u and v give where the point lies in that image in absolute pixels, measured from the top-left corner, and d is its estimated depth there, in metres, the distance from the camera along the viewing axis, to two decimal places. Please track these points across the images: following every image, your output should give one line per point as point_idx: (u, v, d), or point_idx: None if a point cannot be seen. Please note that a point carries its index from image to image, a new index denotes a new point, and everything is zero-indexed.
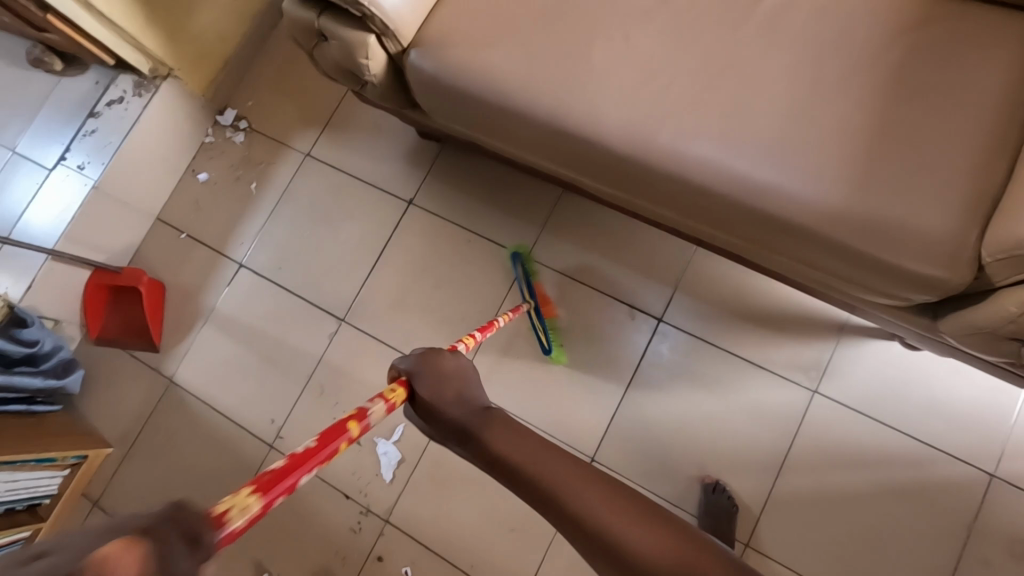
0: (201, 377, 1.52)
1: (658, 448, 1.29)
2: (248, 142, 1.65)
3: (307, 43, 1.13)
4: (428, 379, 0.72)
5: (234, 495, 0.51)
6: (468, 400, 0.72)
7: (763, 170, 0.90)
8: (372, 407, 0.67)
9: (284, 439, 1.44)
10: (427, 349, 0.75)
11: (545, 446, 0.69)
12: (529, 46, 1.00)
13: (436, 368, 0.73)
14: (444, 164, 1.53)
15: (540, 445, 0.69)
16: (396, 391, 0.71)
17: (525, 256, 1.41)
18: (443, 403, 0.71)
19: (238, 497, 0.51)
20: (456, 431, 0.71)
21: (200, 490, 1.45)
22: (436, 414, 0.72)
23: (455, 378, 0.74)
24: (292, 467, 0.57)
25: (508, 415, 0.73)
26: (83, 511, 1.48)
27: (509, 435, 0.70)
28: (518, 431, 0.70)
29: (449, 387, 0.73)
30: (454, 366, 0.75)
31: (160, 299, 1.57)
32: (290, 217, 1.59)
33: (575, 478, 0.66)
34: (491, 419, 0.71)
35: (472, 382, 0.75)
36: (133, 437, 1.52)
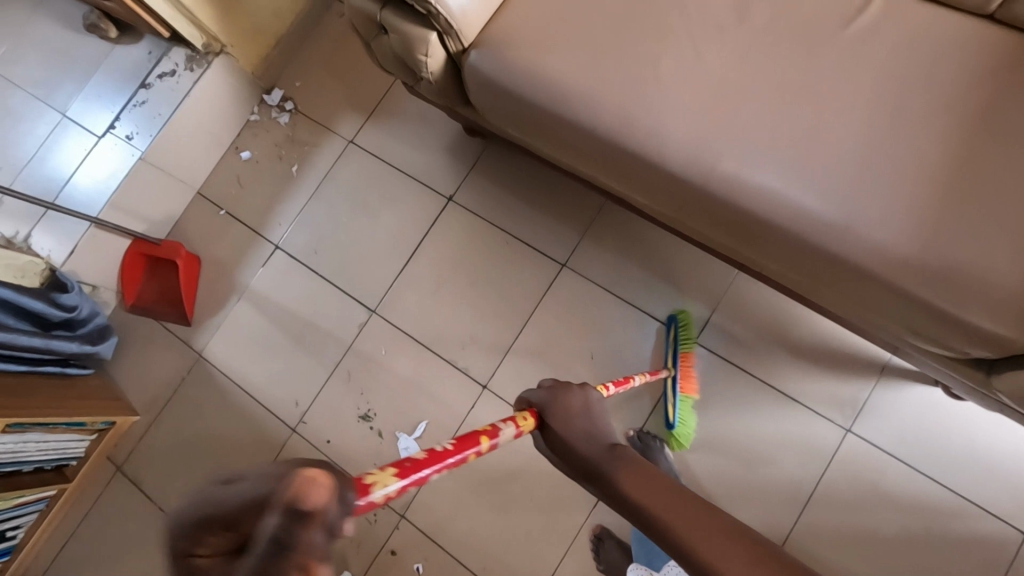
0: (229, 354, 1.53)
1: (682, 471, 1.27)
2: (293, 122, 1.64)
3: (367, 33, 1.11)
4: (557, 409, 0.71)
5: (381, 470, 0.54)
6: (600, 435, 0.68)
7: (829, 207, 0.87)
8: (504, 428, 0.70)
9: (307, 424, 1.45)
10: (556, 383, 0.75)
11: (688, 498, 0.61)
12: (595, 55, 0.97)
13: (565, 402, 0.72)
14: (489, 163, 1.51)
15: (685, 495, 0.61)
16: (526, 420, 0.73)
17: (683, 318, 1.31)
18: (572, 439, 0.69)
19: (383, 473, 0.54)
20: (584, 470, 0.66)
21: (221, 466, 1.46)
22: (564, 450, 0.69)
23: (584, 415, 0.71)
24: (429, 462, 0.60)
25: (639, 458, 0.66)
26: (107, 474, 1.51)
27: (641, 478, 0.63)
28: (653, 478, 0.63)
29: (577, 423, 0.70)
30: (581, 401, 0.72)
31: (196, 273, 1.57)
32: (329, 202, 1.58)
33: (729, 539, 0.56)
34: (623, 458, 0.65)
35: (601, 419, 0.71)
36: (159, 407, 1.53)
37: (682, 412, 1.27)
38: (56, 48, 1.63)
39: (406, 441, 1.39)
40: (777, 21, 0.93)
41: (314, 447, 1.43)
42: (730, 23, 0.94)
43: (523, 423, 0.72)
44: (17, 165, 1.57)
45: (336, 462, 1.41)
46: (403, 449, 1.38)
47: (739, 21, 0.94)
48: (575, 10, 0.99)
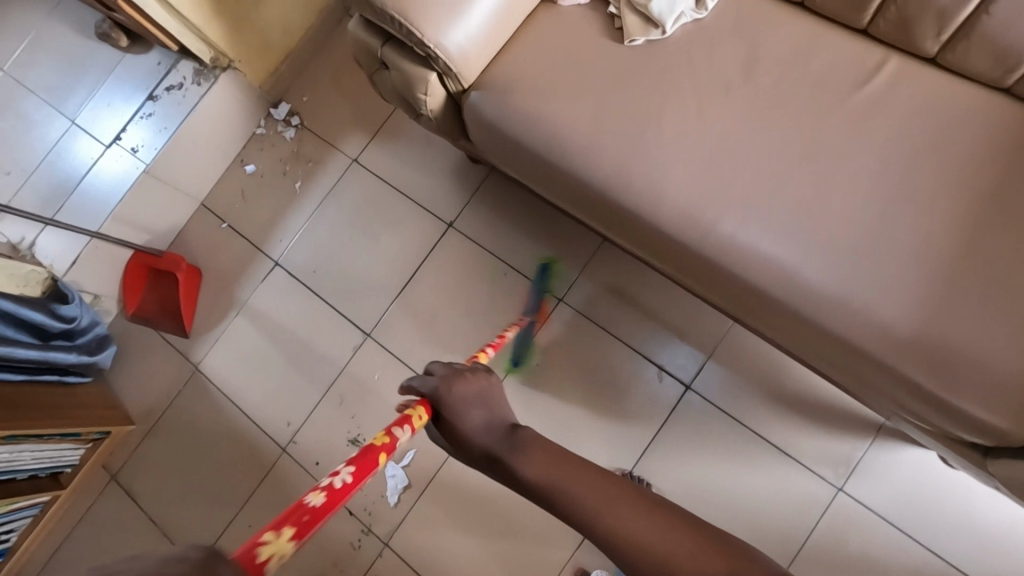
0: (225, 368, 1.54)
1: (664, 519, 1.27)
2: (298, 138, 1.63)
3: (369, 66, 1.10)
4: (447, 399, 0.88)
5: (274, 539, 0.61)
6: (490, 420, 0.87)
7: (828, 281, 0.84)
8: (399, 434, 0.80)
9: (297, 444, 1.45)
10: (447, 373, 0.91)
11: (558, 461, 0.81)
12: (595, 106, 0.95)
13: (458, 392, 0.89)
14: (491, 192, 1.50)
15: (556, 460, 0.82)
16: (420, 411, 0.86)
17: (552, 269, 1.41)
18: (467, 425, 0.86)
19: (280, 541, 0.61)
20: (475, 446, 0.85)
21: (211, 481, 1.48)
22: (462, 434, 0.86)
23: (471, 398, 0.89)
24: (329, 504, 0.68)
25: (518, 431, 0.86)
26: (101, 482, 1.53)
27: (528, 453, 0.82)
28: (534, 445, 0.84)
29: (466, 405, 0.88)
30: (469, 387, 0.90)
31: (195, 287, 1.58)
32: (330, 221, 1.57)
33: (586, 488, 0.78)
34: (513, 433, 0.86)
35: (491, 403, 0.90)
36: (155, 418, 1.55)
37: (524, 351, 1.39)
38: (68, 54, 1.64)
39: (393, 469, 1.38)
40: (785, 81, 0.90)
41: (303, 469, 1.44)
42: (736, 80, 0.91)
43: (416, 419, 0.84)
44: (25, 171, 1.58)
45: (323, 485, 1.41)
46: (389, 477, 1.38)
47: (745, 79, 0.91)
48: (578, 58, 0.97)
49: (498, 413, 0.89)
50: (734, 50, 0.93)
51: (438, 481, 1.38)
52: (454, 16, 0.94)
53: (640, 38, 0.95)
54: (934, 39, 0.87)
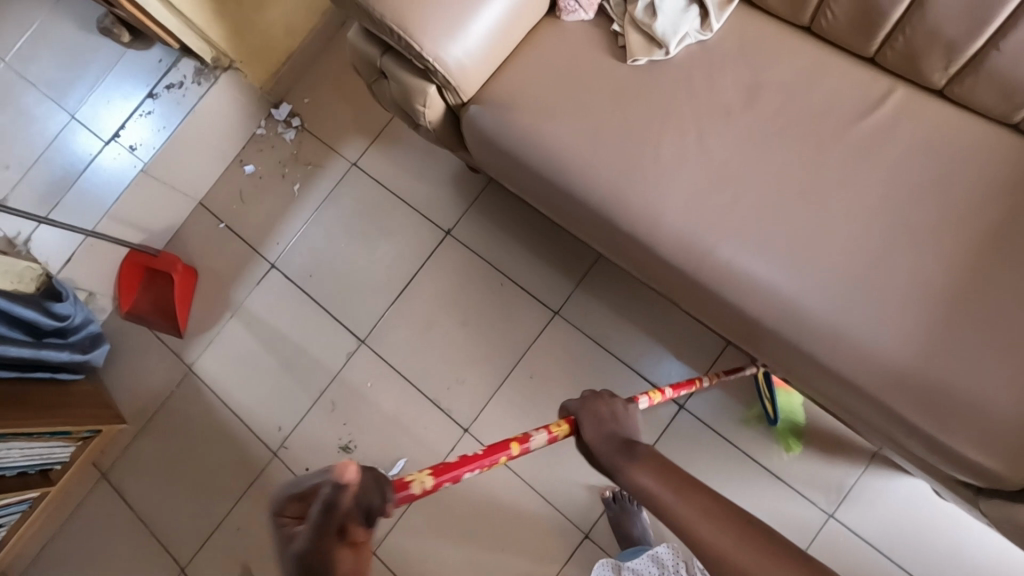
0: (219, 369, 1.53)
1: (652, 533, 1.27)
2: (298, 140, 1.62)
3: (368, 76, 1.08)
4: (586, 422, 0.77)
5: (416, 471, 0.63)
6: (617, 440, 0.75)
7: (825, 314, 0.82)
8: (534, 435, 0.76)
9: (288, 449, 1.45)
10: (589, 393, 0.81)
11: (690, 484, 0.67)
12: (594, 126, 0.93)
13: (596, 410, 0.79)
14: (491, 201, 1.49)
15: (686, 479, 0.68)
16: (560, 425, 0.79)
17: None
18: (594, 444, 0.75)
19: (420, 475, 0.63)
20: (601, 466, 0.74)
21: (202, 482, 1.47)
22: (592, 455, 0.75)
23: (610, 418, 0.77)
24: (466, 461, 0.68)
25: (649, 450, 0.72)
26: (92, 479, 1.53)
27: (652, 471, 0.69)
28: (659, 465, 0.70)
29: (599, 426, 0.77)
30: (609, 410, 0.78)
31: (191, 287, 1.57)
32: (328, 225, 1.56)
33: (719, 524, 0.63)
34: (638, 454, 0.72)
35: (625, 426, 0.77)
36: (146, 417, 1.54)
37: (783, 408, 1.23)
38: (68, 48, 1.63)
39: None
40: (787, 107, 0.89)
41: (293, 474, 1.43)
42: (738, 106, 0.90)
43: (557, 428, 0.79)
44: (23, 165, 1.58)
45: None
46: None
47: (747, 104, 0.90)
48: (579, 77, 0.96)
49: (624, 435, 0.75)
50: (738, 74, 0.91)
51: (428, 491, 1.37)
52: (455, 30, 0.92)
53: (643, 58, 0.93)
54: (941, 72, 0.85)
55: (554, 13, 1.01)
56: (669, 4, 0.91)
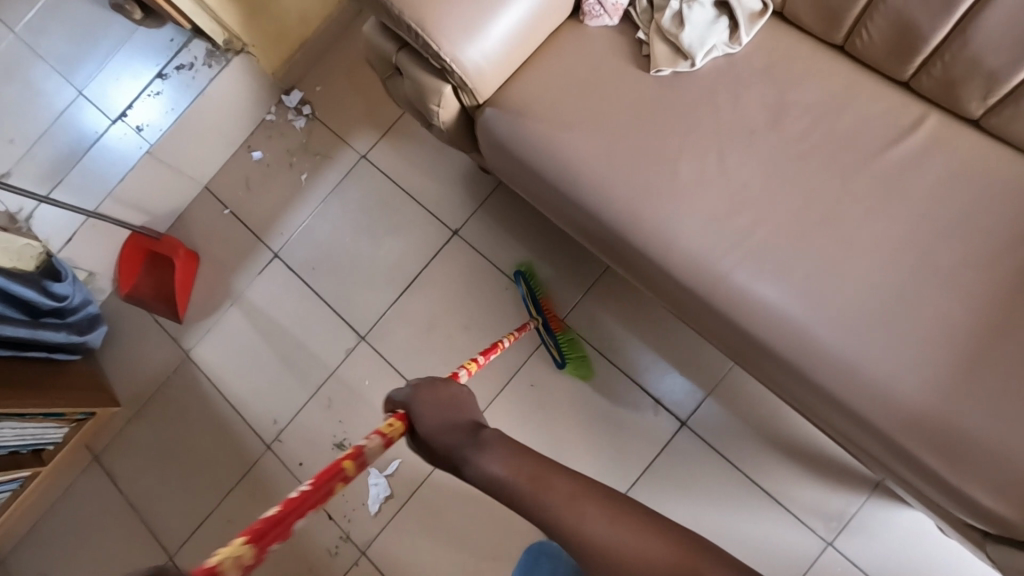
0: (217, 358, 1.52)
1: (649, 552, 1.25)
2: (308, 130, 1.60)
3: (382, 71, 1.06)
4: (426, 415, 0.79)
5: (228, 544, 0.54)
6: (463, 428, 0.80)
7: (840, 347, 0.80)
8: (368, 443, 0.71)
9: (282, 443, 1.43)
10: (420, 383, 0.82)
11: (540, 470, 0.80)
12: (613, 138, 0.90)
13: (427, 399, 0.81)
14: (500, 203, 1.47)
15: (532, 463, 0.80)
16: (393, 424, 0.78)
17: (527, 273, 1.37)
18: (439, 434, 0.79)
19: (235, 546, 0.54)
20: (449, 458, 0.79)
21: (193, 470, 1.46)
22: (435, 447, 0.79)
23: (447, 405, 0.82)
24: (292, 510, 0.60)
25: (492, 435, 0.82)
26: (84, 461, 1.52)
27: (500, 456, 0.80)
28: (504, 448, 0.81)
29: (440, 417, 0.80)
30: (447, 396, 0.82)
31: (192, 273, 1.56)
32: (333, 218, 1.54)
33: (576, 500, 0.78)
34: (483, 438, 0.82)
35: (462, 412, 0.82)
36: (141, 402, 1.53)
37: (566, 348, 1.32)
38: (79, 23, 1.60)
39: (376, 477, 1.36)
40: (814, 129, 0.86)
41: (286, 468, 1.41)
42: (763, 125, 0.87)
43: (387, 427, 0.77)
44: (28, 140, 1.55)
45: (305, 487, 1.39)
46: (372, 485, 1.36)
47: (773, 123, 0.87)
48: (599, 86, 0.93)
49: (469, 421, 0.82)
50: (766, 92, 0.88)
51: (421, 493, 1.35)
52: (474, 29, 0.89)
53: (667, 70, 0.90)
54: (980, 102, 0.82)
55: (578, 17, 0.97)
56: (698, 15, 0.88)
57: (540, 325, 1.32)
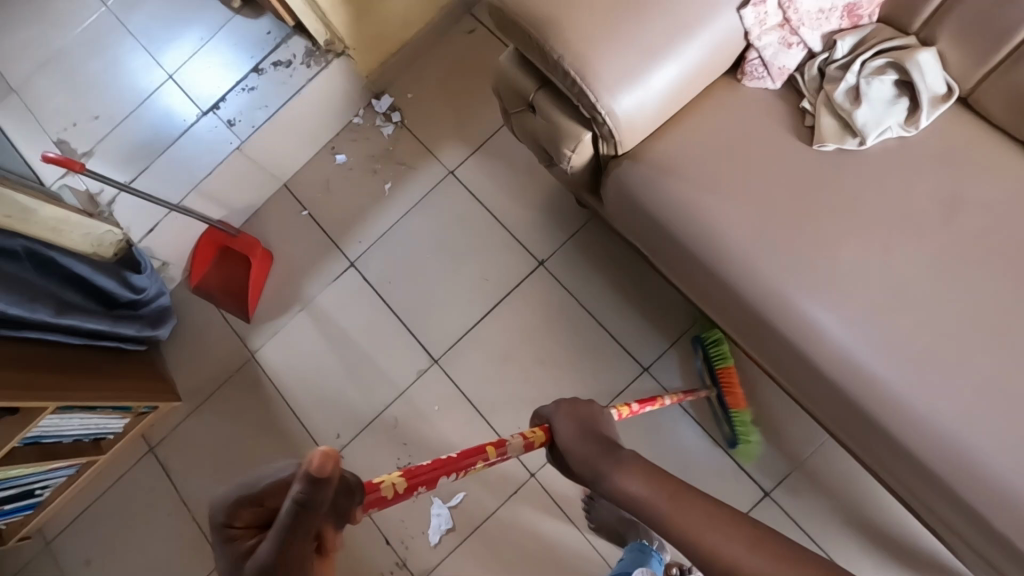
0: (281, 364, 1.48)
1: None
2: (396, 137, 1.55)
3: (510, 104, 1.00)
4: (561, 427, 0.90)
5: (388, 473, 0.69)
6: (597, 441, 0.87)
7: (1001, 473, 0.74)
8: (510, 441, 0.85)
9: (343, 459, 1.40)
10: (563, 400, 0.94)
11: (666, 484, 0.80)
12: (765, 214, 0.86)
13: (567, 415, 0.91)
14: (591, 239, 1.42)
15: (662, 483, 0.80)
16: (537, 434, 0.89)
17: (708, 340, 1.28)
18: (575, 446, 0.87)
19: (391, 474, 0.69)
20: (585, 469, 0.85)
21: (249, 476, 1.43)
22: (570, 459, 0.87)
23: (585, 419, 0.91)
24: (440, 468, 0.74)
25: (630, 455, 0.84)
26: (139, 452, 1.49)
27: (635, 475, 0.82)
28: (639, 467, 0.83)
29: (578, 429, 0.89)
30: (585, 411, 0.92)
31: (265, 273, 1.52)
32: (415, 232, 1.50)
33: (672, 498, 0.79)
34: (621, 457, 0.84)
35: (598, 433, 0.89)
36: (201, 398, 1.49)
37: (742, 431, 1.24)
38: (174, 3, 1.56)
39: (439, 508, 1.33)
40: (986, 233, 0.81)
41: None
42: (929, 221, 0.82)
43: (530, 433, 0.89)
44: (113, 119, 1.51)
45: None
46: (434, 516, 1.33)
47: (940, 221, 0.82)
48: (753, 156, 0.88)
49: (602, 436, 0.88)
50: (932, 187, 0.83)
51: (483, 531, 1.32)
52: (633, 80, 0.83)
53: (832, 145, 0.85)
54: None
55: (734, 75, 0.93)
56: (876, 92, 0.84)
57: (711, 399, 1.27)
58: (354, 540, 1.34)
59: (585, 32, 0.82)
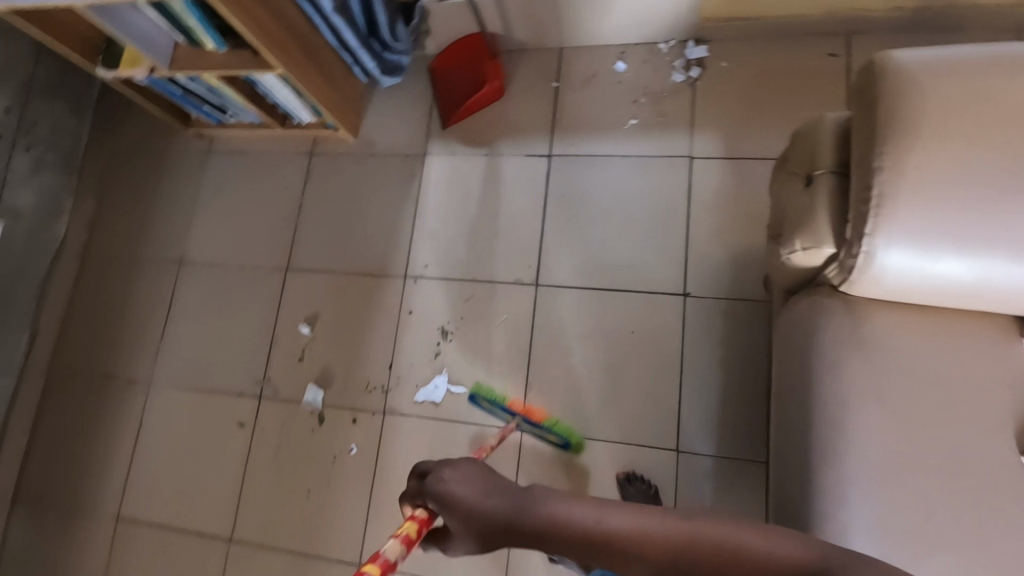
0: (439, 179, 1.57)
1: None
2: (678, 91, 1.47)
3: (791, 163, 0.92)
4: (454, 493, 0.70)
5: None
6: (499, 489, 0.69)
7: None
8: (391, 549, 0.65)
9: (414, 284, 1.51)
10: (433, 466, 0.74)
11: (612, 509, 0.65)
12: (902, 459, 0.79)
13: (447, 487, 0.71)
14: (743, 315, 1.32)
15: (598, 500, 0.67)
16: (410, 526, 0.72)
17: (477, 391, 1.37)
18: (479, 507, 0.68)
19: None
20: (502, 528, 0.67)
21: (350, 233, 1.59)
22: (479, 527, 0.68)
23: (468, 475, 0.71)
24: None
25: (548, 486, 0.69)
26: (302, 147, 1.69)
27: (567, 503, 0.66)
28: (568, 492, 0.68)
29: (470, 484, 0.70)
30: (466, 468, 0.72)
31: (487, 102, 1.57)
32: (616, 177, 1.46)
33: (607, 510, 0.65)
34: (533, 491, 0.69)
35: (499, 475, 0.72)
36: (368, 151, 1.64)
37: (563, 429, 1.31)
38: None
39: (440, 381, 1.43)
40: None
41: (398, 304, 1.51)
42: None
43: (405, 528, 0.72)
44: None
45: (396, 329, 1.49)
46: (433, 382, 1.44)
47: None
48: (949, 404, 0.80)
49: (498, 477, 0.71)
50: None
51: (452, 427, 1.40)
52: (924, 248, 0.72)
53: None
54: None
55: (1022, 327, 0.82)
56: None
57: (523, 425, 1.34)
58: (372, 342, 1.49)
59: (928, 175, 0.70)
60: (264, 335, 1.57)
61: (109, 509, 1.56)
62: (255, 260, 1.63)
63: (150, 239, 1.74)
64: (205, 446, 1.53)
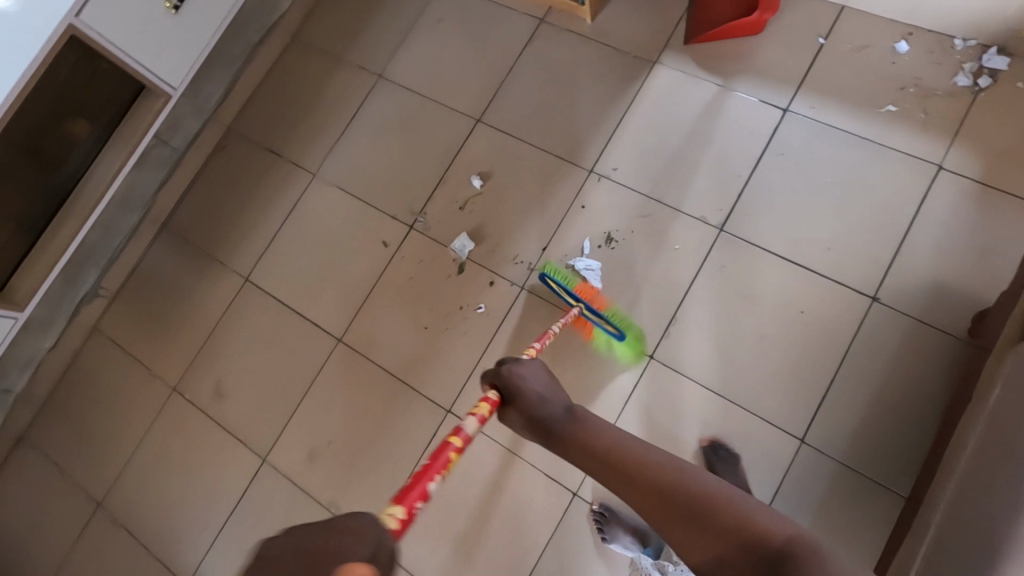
0: (661, 91, 1.51)
1: (601, 556, 1.26)
2: (956, 95, 1.34)
3: None
4: (525, 389, 0.93)
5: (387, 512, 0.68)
6: (545, 410, 0.93)
7: None
8: (467, 424, 0.83)
9: (596, 182, 1.48)
10: (510, 362, 0.96)
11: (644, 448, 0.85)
12: None
13: (518, 382, 0.93)
14: (929, 344, 1.23)
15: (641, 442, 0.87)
16: (483, 407, 0.89)
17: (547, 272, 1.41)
18: (533, 409, 0.93)
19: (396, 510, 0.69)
20: (547, 425, 0.92)
21: (551, 109, 1.56)
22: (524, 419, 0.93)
23: (534, 384, 0.94)
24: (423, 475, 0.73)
25: (588, 417, 0.93)
26: (534, 11, 1.65)
27: (596, 433, 0.89)
28: (597, 425, 0.91)
29: (541, 387, 0.94)
30: (538, 374, 0.95)
31: (742, 33, 1.48)
32: (848, 157, 1.36)
33: (639, 446, 0.86)
34: (577, 416, 0.93)
35: (558, 388, 0.97)
36: (598, 37, 1.58)
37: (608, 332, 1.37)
38: None
39: (586, 263, 1.42)
40: None
41: (574, 195, 1.48)
42: None
43: (482, 404, 0.89)
44: None
45: (564, 217, 1.47)
46: (582, 265, 1.42)
47: None
48: None
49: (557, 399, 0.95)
50: None
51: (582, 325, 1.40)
52: None
53: None
54: None
55: None
56: None
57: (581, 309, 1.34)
58: (534, 219, 1.49)
59: None
60: (432, 172, 1.58)
61: (241, 269, 1.64)
62: (450, 100, 1.63)
63: (358, 43, 1.75)
64: (345, 249, 1.59)
